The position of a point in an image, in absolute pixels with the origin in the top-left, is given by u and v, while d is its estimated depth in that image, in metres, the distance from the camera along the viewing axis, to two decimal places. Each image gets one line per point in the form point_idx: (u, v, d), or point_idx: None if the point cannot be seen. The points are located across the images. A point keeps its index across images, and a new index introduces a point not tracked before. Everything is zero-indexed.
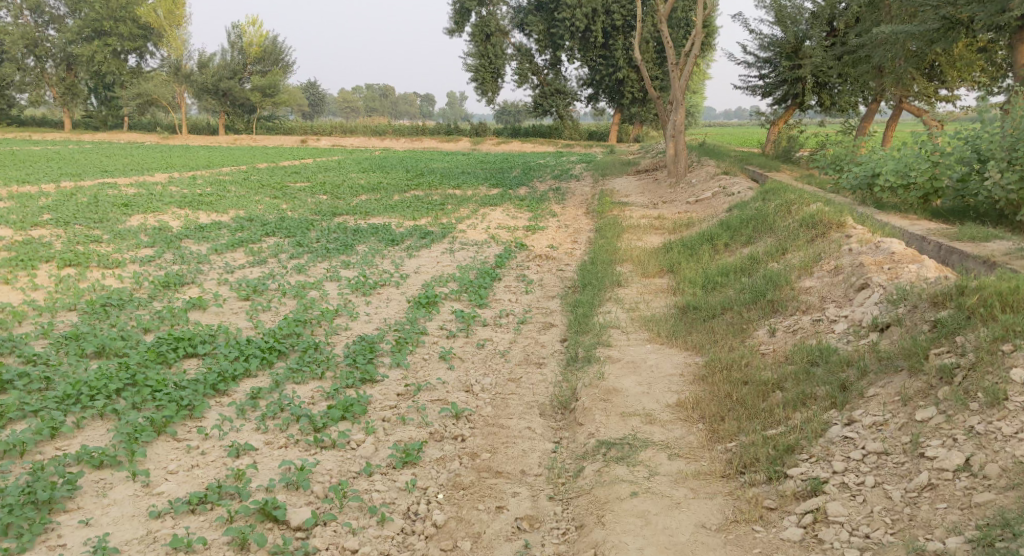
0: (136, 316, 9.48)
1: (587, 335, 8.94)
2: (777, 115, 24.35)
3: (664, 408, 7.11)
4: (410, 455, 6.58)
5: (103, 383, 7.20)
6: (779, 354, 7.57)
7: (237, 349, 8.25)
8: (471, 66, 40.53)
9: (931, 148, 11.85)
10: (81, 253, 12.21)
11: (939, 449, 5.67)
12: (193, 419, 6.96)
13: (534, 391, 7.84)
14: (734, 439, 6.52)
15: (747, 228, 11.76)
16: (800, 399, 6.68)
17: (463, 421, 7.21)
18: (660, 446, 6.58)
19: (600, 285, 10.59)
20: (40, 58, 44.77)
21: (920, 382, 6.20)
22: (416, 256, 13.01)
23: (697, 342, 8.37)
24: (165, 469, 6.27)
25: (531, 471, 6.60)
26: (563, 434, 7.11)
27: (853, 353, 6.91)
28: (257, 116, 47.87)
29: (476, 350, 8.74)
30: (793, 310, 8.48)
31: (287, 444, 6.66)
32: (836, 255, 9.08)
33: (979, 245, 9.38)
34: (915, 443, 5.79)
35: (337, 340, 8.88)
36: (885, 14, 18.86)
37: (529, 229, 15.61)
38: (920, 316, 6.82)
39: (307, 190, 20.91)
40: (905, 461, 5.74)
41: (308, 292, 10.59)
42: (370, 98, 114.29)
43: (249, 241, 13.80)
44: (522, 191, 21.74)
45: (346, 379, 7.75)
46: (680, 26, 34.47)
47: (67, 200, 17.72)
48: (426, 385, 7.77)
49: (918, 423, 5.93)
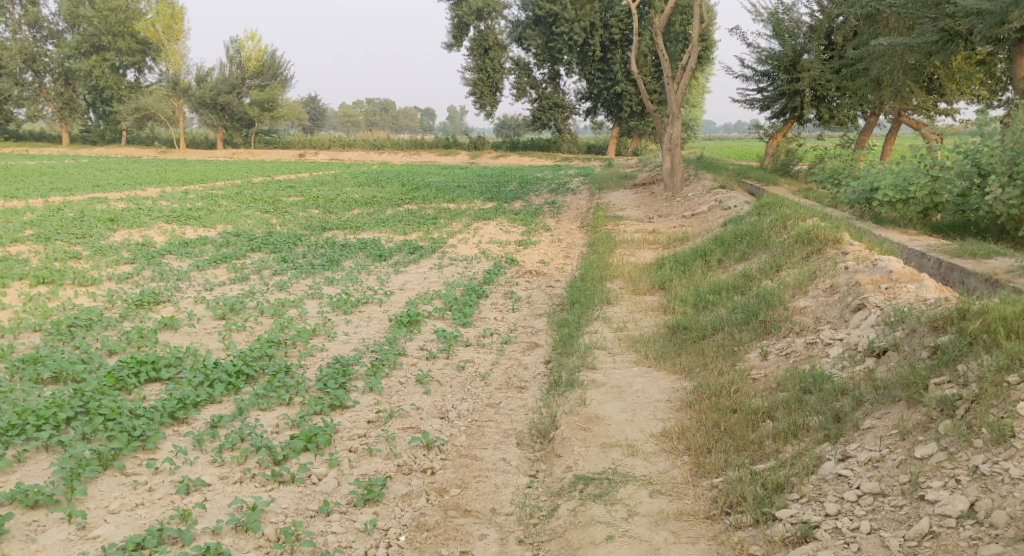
0: (102, 337, 8.99)
1: (571, 356, 8.49)
2: (775, 129, 23.99)
3: (648, 438, 6.67)
4: (373, 492, 6.18)
5: (52, 412, 6.81)
6: (771, 380, 7.12)
7: (202, 373, 7.77)
8: (470, 81, 40.28)
9: (930, 162, 11.47)
10: (56, 270, 11.73)
11: (940, 492, 5.23)
12: (145, 451, 6.58)
13: (512, 418, 7.39)
14: (721, 474, 6.09)
15: (741, 243, 11.33)
16: (791, 430, 6.24)
17: (435, 452, 6.80)
18: (641, 481, 6.14)
19: (588, 302, 10.15)
20: (38, 73, 44.47)
21: (919, 414, 5.77)
22: (403, 272, 12.58)
23: (685, 365, 7.93)
24: (104, 509, 5.93)
25: (502, 510, 6.17)
26: (540, 466, 6.66)
27: (848, 381, 6.47)
28: (255, 131, 47.63)
29: (455, 373, 8.29)
30: (786, 331, 8.04)
31: (242, 480, 6.29)
32: (831, 274, 8.67)
33: (980, 262, 8.97)
34: (914, 484, 5.35)
35: (312, 362, 8.43)
36: (884, 27, 18.31)
37: (520, 244, 15.19)
38: (919, 341, 6.40)
39: (299, 205, 20.52)
40: (904, 505, 5.30)
41: (287, 310, 10.13)
42: (370, 113, 114.46)
43: (232, 258, 13.35)
44: (517, 205, 21.31)
45: (314, 406, 7.32)
46: (678, 40, 34.25)
47: (52, 215, 17.29)
48: (398, 411, 7.34)
49: (918, 461, 5.49)
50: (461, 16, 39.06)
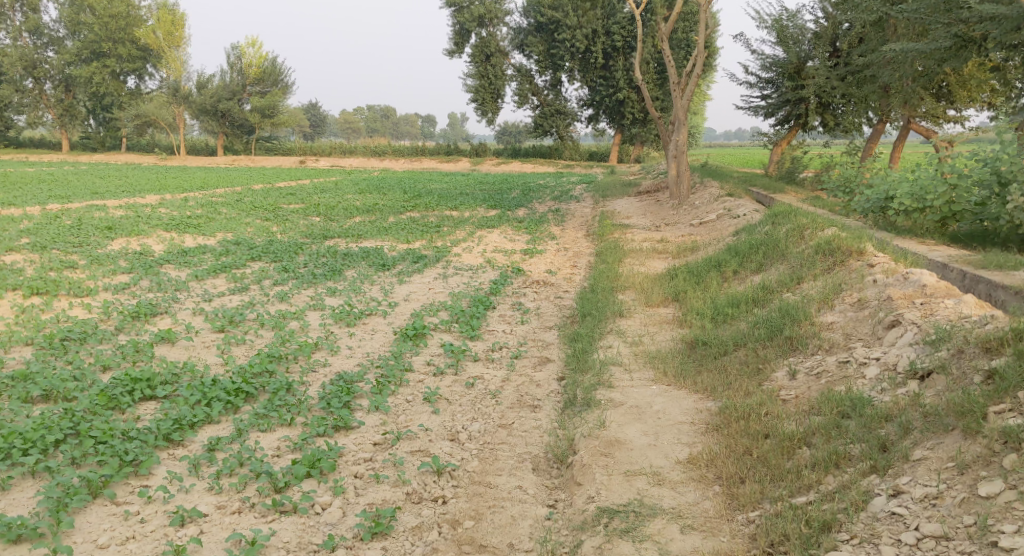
0: (96, 351, 8.54)
1: (587, 374, 8.06)
2: (779, 136, 23.53)
3: (675, 465, 6.26)
4: (381, 525, 5.81)
5: (41, 435, 6.44)
6: (803, 402, 6.71)
7: (199, 391, 7.34)
8: (472, 87, 39.87)
9: (948, 170, 11.07)
10: (51, 280, 11.29)
11: (1015, 538, 4.83)
12: (138, 477, 6.22)
13: (526, 441, 6.97)
14: (757, 508, 5.72)
15: (757, 254, 10.90)
16: (832, 459, 5.84)
17: (446, 478, 6.39)
18: (671, 515, 5.74)
19: (600, 315, 9.73)
20: (38, 80, 44.04)
21: (979, 446, 5.40)
22: (406, 282, 12.15)
23: (708, 384, 7.51)
24: (93, 544, 5.60)
25: (521, 545, 5.78)
26: (558, 496, 6.26)
27: (892, 405, 6.07)
28: (256, 137, 47.32)
29: (464, 391, 7.85)
30: (813, 348, 7.62)
31: (241, 510, 5.94)
32: (858, 287, 8.27)
33: (1009, 273, 8.56)
34: (983, 527, 4.95)
35: (314, 378, 7.98)
36: (892, 34, 18.00)
37: (526, 253, 14.77)
38: (971, 365, 6.04)
39: (300, 212, 20.13)
40: (972, 550, 4.90)
41: (288, 323, 9.69)
42: (371, 119, 114.20)
43: (232, 267, 12.92)
44: (521, 213, 20.88)
45: (317, 427, 6.90)
46: (681, 46, 33.95)
47: (49, 223, 16.88)
48: (406, 433, 6.93)
49: (984, 500, 5.10)
50: (462, 22, 38.68)
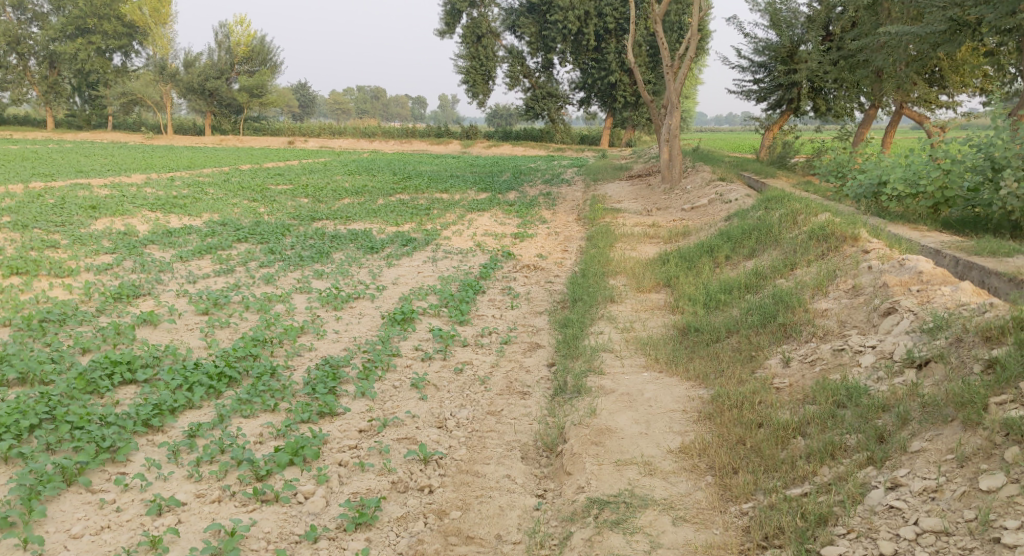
0: (76, 334, 8.32)
1: (577, 360, 7.92)
2: (770, 120, 23.32)
3: (666, 454, 6.14)
4: (365, 516, 5.67)
5: (15, 419, 6.24)
6: (797, 390, 6.59)
7: (181, 375, 7.15)
8: (462, 69, 39.50)
9: (942, 156, 10.89)
10: (31, 259, 11.00)
11: (1018, 535, 4.74)
12: (115, 464, 6.04)
13: (515, 429, 6.82)
14: (751, 499, 5.61)
15: (750, 239, 10.75)
16: (828, 450, 5.73)
17: (432, 467, 6.25)
18: (662, 506, 5.64)
19: (591, 300, 9.58)
20: (23, 56, 43.34)
21: (980, 438, 5.29)
22: (395, 265, 11.96)
23: (700, 372, 7.37)
24: (65, 534, 5.44)
25: (508, 537, 5.65)
26: (548, 485, 6.13)
27: (890, 396, 5.95)
28: (244, 117, 46.76)
29: (452, 377, 7.69)
30: (807, 336, 7.48)
31: (221, 498, 5.78)
32: (853, 273, 8.13)
33: (1002, 261, 8.44)
34: (984, 522, 4.85)
35: (299, 363, 7.80)
36: (885, 17, 17.76)
37: (516, 237, 14.59)
38: (970, 354, 5.95)
39: (288, 193, 19.86)
40: (974, 546, 4.80)
41: (273, 306, 9.48)
42: (362, 101, 113.37)
43: (217, 248, 12.67)
44: (512, 196, 20.67)
45: (301, 413, 6.72)
46: (674, 30, 33.68)
47: (32, 202, 16.58)
48: (392, 420, 6.78)
49: (984, 494, 5.00)
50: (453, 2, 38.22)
